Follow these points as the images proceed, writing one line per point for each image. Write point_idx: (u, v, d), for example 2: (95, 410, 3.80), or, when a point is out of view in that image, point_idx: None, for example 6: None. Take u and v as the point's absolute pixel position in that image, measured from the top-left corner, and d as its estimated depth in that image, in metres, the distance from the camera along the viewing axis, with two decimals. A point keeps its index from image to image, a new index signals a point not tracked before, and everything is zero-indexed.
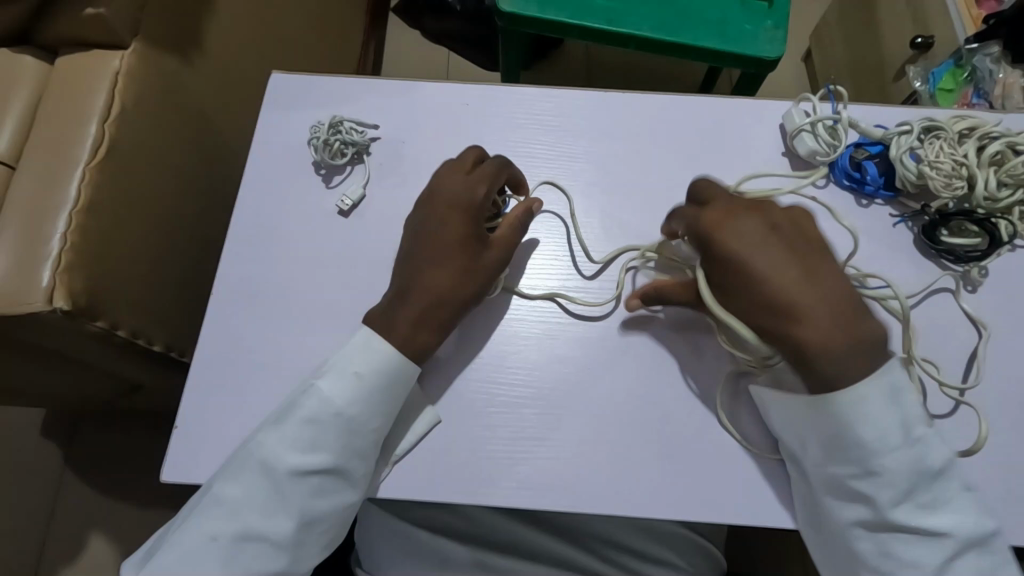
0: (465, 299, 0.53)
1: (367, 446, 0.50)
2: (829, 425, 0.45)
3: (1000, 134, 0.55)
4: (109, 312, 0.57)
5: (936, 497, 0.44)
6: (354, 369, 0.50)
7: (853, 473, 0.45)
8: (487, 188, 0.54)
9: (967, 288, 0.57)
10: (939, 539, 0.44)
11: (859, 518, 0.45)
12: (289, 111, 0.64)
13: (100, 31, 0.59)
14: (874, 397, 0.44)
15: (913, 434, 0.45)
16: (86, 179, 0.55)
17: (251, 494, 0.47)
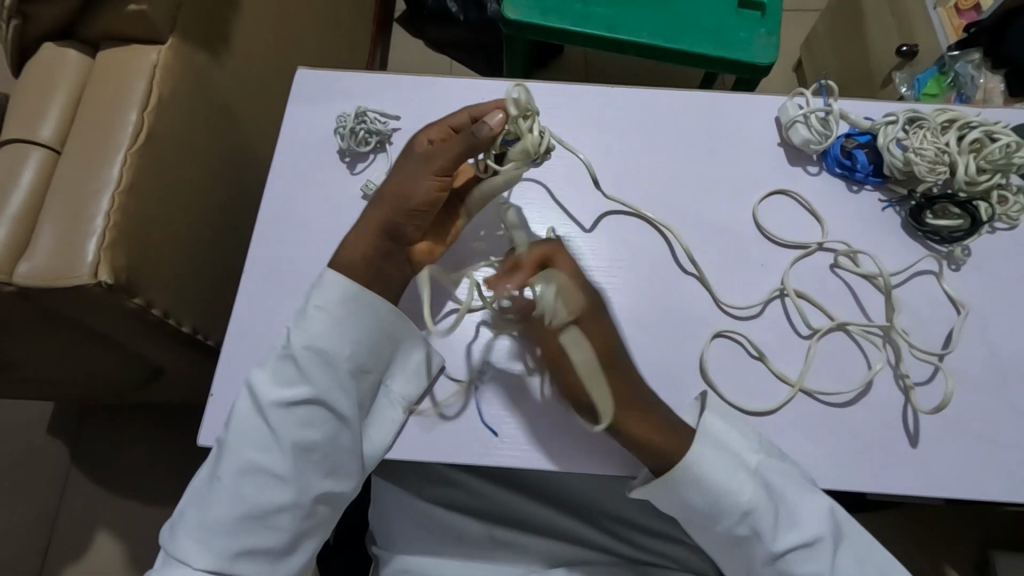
0: (404, 208, 0.55)
1: (343, 376, 0.54)
2: (692, 483, 0.52)
3: (978, 123, 0.60)
4: (146, 290, 0.61)
5: (795, 513, 0.51)
6: (313, 305, 0.54)
7: (732, 521, 0.52)
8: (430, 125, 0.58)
9: (952, 267, 0.61)
10: (818, 544, 0.51)
11: (761, 558, 0.52)
12: (315, 103, 0.68)
13: (141, 27, 0.62)
14: (703, 450, 0.52)
15: (750, 464, 0.53)
16: (128, 163, 0.59)
17: (247, 431, 0.52)
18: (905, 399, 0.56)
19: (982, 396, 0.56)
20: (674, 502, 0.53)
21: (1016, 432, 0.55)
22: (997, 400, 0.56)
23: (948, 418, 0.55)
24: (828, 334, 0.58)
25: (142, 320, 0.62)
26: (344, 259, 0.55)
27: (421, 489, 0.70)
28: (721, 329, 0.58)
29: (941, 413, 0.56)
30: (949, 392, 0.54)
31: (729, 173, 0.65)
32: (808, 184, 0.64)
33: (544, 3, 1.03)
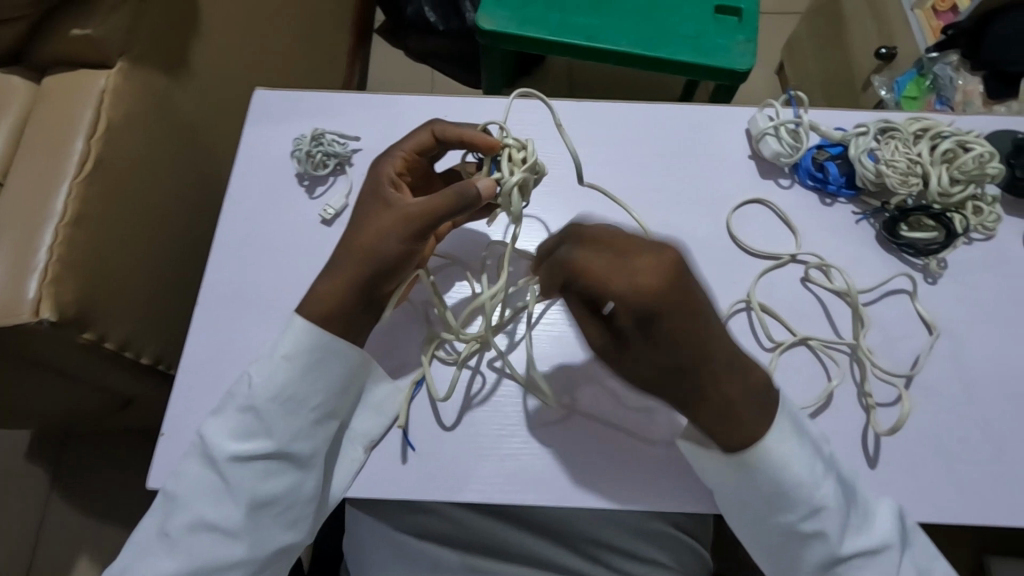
0: (373, 269, 0.51)
1: (306, 426, 0.51)
2: (767, 475, 0.48)
3: (950, 133, 0.58)
4: (98, 324, 0.58)
5: (868, 512, 0.49)
6: (281, 354, 0.51)
7: (800, 517, 0.48)
8: (398, 167, 0.55)
9: (928, 280, 0.59)
10: (884, 553, 0.48)
11: (820, 558, 0.48)
12: (274, 124, 0.66)
13: (89, 50, 0.60)
14: (791, 441, 0.48)
15: (825, 455, 0.49)
16: (75, 193, 0.57)
17: (199, 484, 0.49)
18: (864, 418, 0.54)
19: (966, 416, 0.54)
20: (743, 481, 0.48)
21: (1002, 452, 0.53)
22: (981, 416, 0.54)
23: (932, 439, 0.53)
24: (791, 348, 0.56)
25: (94, 353, 0.60)
26: (313, 308, 0.52)
27: (394, 519, 0.68)
28: None
29: (925, 433, 0.53)
30: (903, 414, 0.52)
31: (701, 188, 0.63)
32: (781, 197, 0.62)
33: (520, 14, 1.01)
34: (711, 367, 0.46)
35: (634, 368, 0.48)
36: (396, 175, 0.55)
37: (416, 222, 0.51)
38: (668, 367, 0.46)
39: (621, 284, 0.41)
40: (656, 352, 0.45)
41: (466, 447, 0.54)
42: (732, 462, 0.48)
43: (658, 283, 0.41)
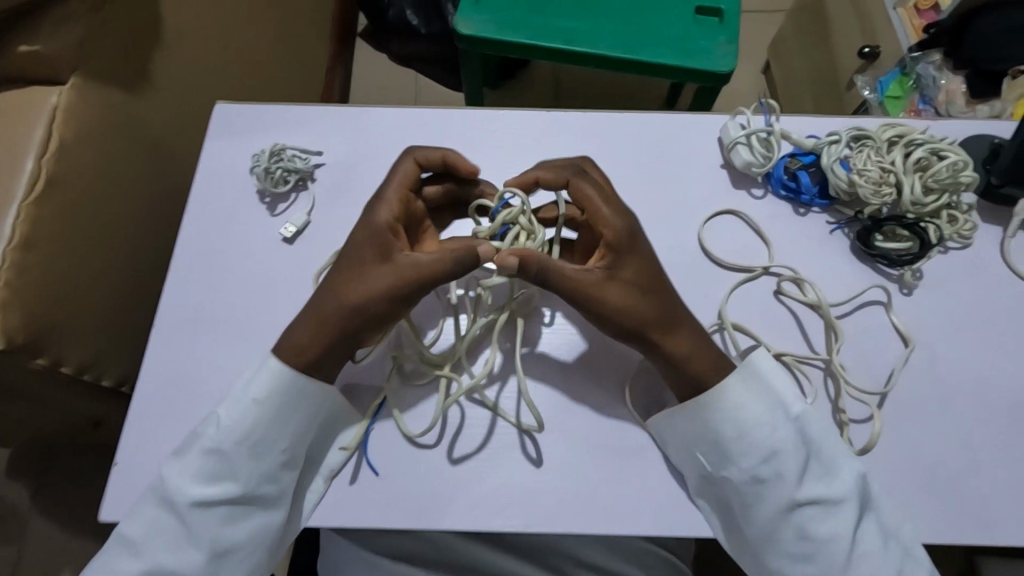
0: (363, 322, 0.49)
1: (276, 470, 0.49)
2: (724, 413, 0.49)
3: (924, 140, 0.57)
4: (51, 349, 0.58)
5: (832, 467, 0.47)
6: (252, 396, 0.49)
7: (759, 459, 0.48)
8: (393, 212, 0.52)
9: (903, 291, 0.57)
10: (841, 505, 0.46)
11: (777, 509, 0.47)
12: (235, 139, 0.64)
13: (39, 66, 0.59)
14: (743, 384, 0.49)
15: (792, 412, 0.49)
16: (23, 216, 0.55)
17: (157, 528, 0.47)
18: None
19: (946, 432, 0.52)
20: (702, 427, 0.49)
21: (985, 467, 0.51)
22: (961, 430, 0.52)
23: (911, 456, 0.51)
24: None
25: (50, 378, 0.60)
26: (294, 351, 0.50)
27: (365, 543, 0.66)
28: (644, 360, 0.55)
29: (905, 449, 0.52)
30: (875, 433, 0.51)
31: (672, 198, 0.62)
32: (753, 208, 0.61)
33: (498, 18, 1.00)
34: (671, 313, 0.50)
35: (626, 310, 0.49)
36: (394, 221, 0.52)
37: (411, 279, 0.49)
38: (644, 281, 0.51)
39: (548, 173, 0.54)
40: (616, 304, 0.49)
41: (427, 472, 0.52)
42: (691, 403, 0.49)
43: (621, 222, 0.51)
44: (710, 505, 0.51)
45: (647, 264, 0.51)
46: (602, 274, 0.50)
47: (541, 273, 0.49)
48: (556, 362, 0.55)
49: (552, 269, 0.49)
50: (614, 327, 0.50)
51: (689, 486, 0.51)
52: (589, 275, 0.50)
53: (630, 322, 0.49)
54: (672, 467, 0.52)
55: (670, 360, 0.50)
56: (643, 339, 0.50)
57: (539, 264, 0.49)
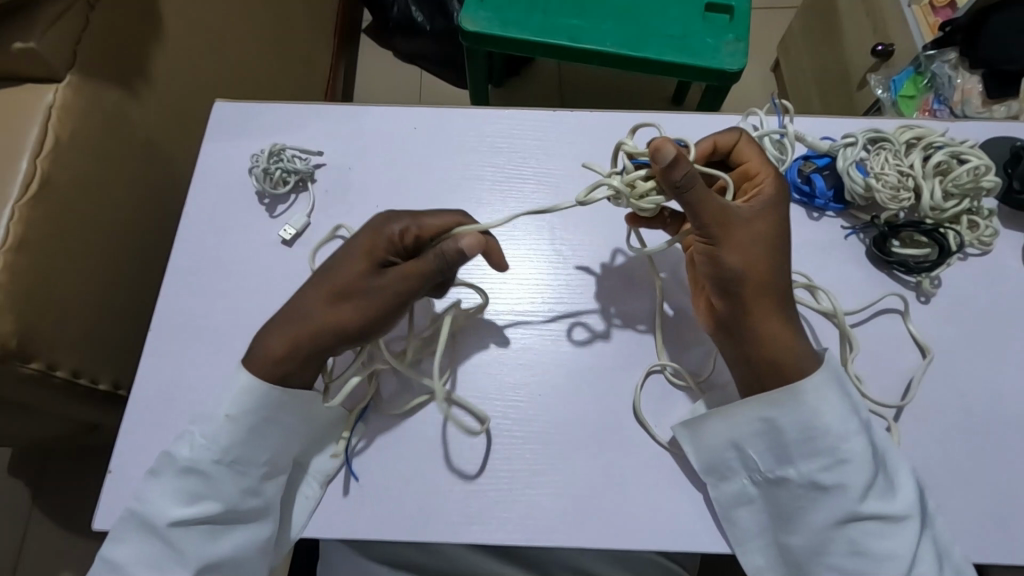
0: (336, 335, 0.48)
1: (256, 483, 0.48)
2: (799, 415, 0.47)
3: (944, 143, 0.55)
4: (44, 353, 0.57)
5: (893, 481, 0.46)
6: (224, 413, 0.48)
7: (823, 465, 0.46)
8: (406, 222, 0.50)
9: (920, 299, 0.56)
10: (904, 522, 0.45)
11: (831, 520, 0.46)
12: (233, 139, 0.63)
13: (33, 65, 0.58)
14: (828, 384, 0.47)
15: (863, 416, 0.47)
16: (17, 217, 0.54)
17: (141, 552, 0.45)
18: None
19: (966, 445, 0.50)
20: (763, 425, 0.48)
21: (1009, 483, 0.49)
22: (984, 443, 0.50)
23: (929, 470, 0.49)
24: None
25: (46, 384, 0.59)
26: (268, 366, 0.48)
27: None
28: (654, 369, 0.53)
29: (923, 464, 0.50)
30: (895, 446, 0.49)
31: None
32: None
33: (502, 14, 0.98)
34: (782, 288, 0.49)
35: (747, 251, 0.48)
36: (405, 229, 0.49)
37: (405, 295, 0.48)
38: (776, 239, 0.49)
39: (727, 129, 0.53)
40: (741, 245, 0.48)
41: (427, 481, 0.50)
42: (764, 395, 0.48)
43: (771, 179, 0.51)
44: (745, 514, 0.49)
45: (780, 227, 0.49)
46: (740, 214, 0.48)
47: (688, 177, 0.45)
48: (561, 371, 0.54)
49: (699, 181, 0.46)
50: (725, 269, 0.48)
51: (724, 492, 0.49)
52: (727, 209, 0.48)
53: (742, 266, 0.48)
54: (710, 470, 0.50)
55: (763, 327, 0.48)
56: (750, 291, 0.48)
57: (688, 168, 0.45)
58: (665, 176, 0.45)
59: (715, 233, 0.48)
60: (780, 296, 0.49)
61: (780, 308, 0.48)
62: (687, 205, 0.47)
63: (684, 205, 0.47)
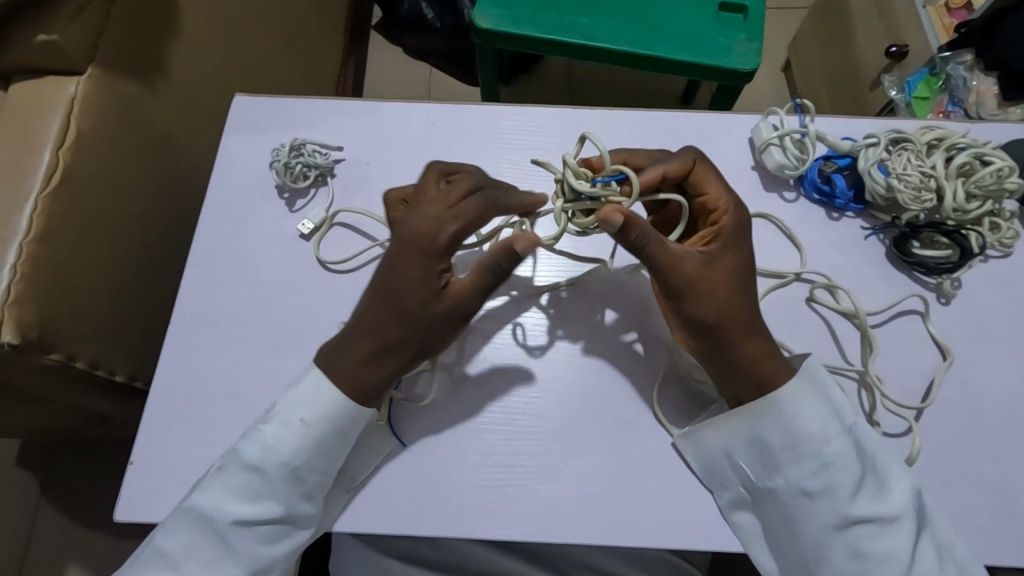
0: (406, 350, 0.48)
1: (316, 489, 0.48)
2: (778, 421, 0.47)
3: (967, 145, 0.55)
4: (65, 345, 0.57)
5: (885, 482, 0.45)
6: (300, 417, 0.47)
7: (811, 470, 0.46)
8: (461, 225, 0.47)
9: (940, 301, 0.55)
10: (898, 523, 0.44)
11: (827, 523, 0.45)
12: (252, 133, 0.63)
13: (56, 57, 0.58)
14: (806, 394, 0.47)
15: (847, 422, 0.47)
16: (39, 209, 0.55)
17: (196, 546, 0.45)
18: None
19: (985, 448, 0.50)
20: (749, 434, 0.48)
21: None
22: (1004, 447, 0.50)
23: (949, 473, 0.49)
24: None
25: (66, 376, 0.59)
26: (356, 370, 0.48)
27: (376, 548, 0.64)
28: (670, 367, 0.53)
29: (943, 467, 0.49)
30: (915, 450, 0.49)
31: None
32: (784, 211, 0.59)
33: (514, 12, 0.97)
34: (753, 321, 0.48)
35: (713, 300, 0.47)
36: (462, 232, 0.47)
37: (463, 307, 0.48)
38: (738, 277, 0.48)
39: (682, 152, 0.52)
40: (701, 289, 0.47)
41: (445, 476, 0.50)
42: (739, 410, 0.48)
43: (733, 215, 0.50)
44: (747, 518, 0.49)
45: (743, 266, 0.49)
46: (703, 262, 0.48)
47: (642, 238, 0.46)
48: (579, 369, 0.54)
49: (655, 238, 0.46)
50: (692, 318, 0.48)
51: (725, 498, 0.49)
52: (688, 258, 0.48)
53: (710, 315, 0.47)
54: (708, 476, 0.49)
55: (738, 367, 0.48)
56: (718, 339, 0.48)
57: (643, 228, 0.46)
58: (620, 236, 0.46)
59: (675, 280, 0.47)
60: (753, 328, 0.48)
61: (754, 342, 0.48)
62: (646, 260, 0.47)
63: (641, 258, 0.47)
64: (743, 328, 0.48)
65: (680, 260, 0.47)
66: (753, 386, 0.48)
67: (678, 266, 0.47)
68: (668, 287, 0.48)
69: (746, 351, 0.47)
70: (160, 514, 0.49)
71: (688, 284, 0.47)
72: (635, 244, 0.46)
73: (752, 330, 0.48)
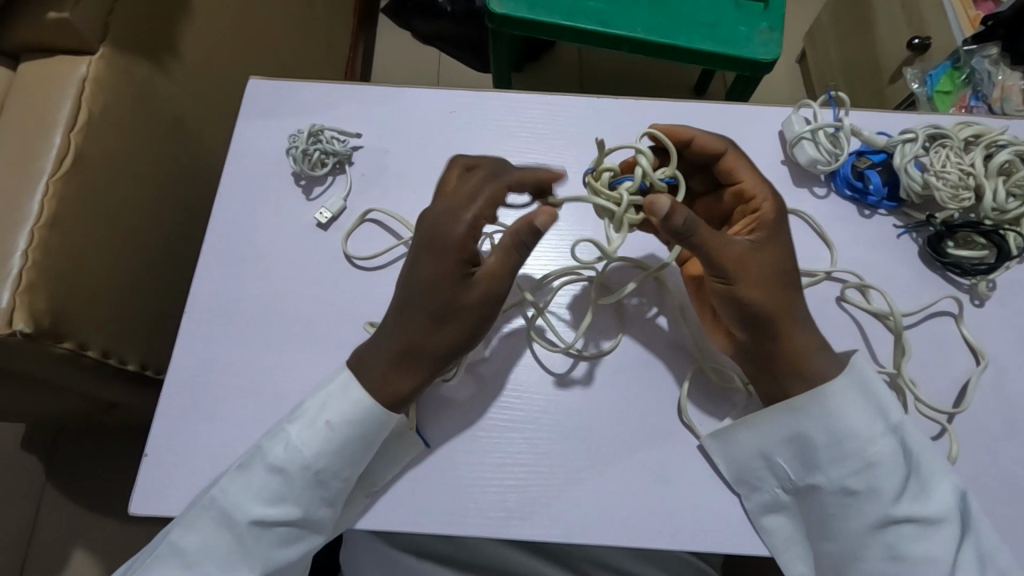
0: (445, 341, 0.47)
1: (336, 495, 0.47)
2: (818, 418, 0.46)
3: (1007, 142, 0.54)
4: (77, 333, 0.56)
5: (930, 483, 0.45)
6: (325, 420, 0.46)
7: (854, 470, 0.45)
8: (474, 209, 0.46)
9: (974, 302, 0.54)
10: (942, 526, 0.43)
11: (867, 524, 0.45)
12: (268, 118, 0.61)
13: (68, 36, 0.56)
14: (847, 391, 0.46)
15: (891, 420, 0.46)
16: (51, 192, 0.53)
17: (212, 547, 0.44)
18: None
19: (1019, 454, 0.49)
20: (789, 432, 0.47)
21: None
22: None
23: (982, 479, 0.48)
24: None
25: (77, 364, 0.58)
26: (382, 372, 0.47)
27: None
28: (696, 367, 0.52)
29: (976, 474, 0.48)
30: (954, 456, 0.48)
31: None
32: (815, 207, 0.58)
33: None
34: (799, 309, 0.47)
35: (757, 287, 0.46)
36: (477, 217, 0.47)
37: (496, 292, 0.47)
38: (782, 264, 0.47)
39: (709, 137, 0.51)
40: (745, 278, 0.46)
41: (468, 476, 0.49)
42: (781, 405, 0.47)
43: (770, 204, 0.49)
44: (781, 519, 0.48)
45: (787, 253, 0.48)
46: (748, 248, 0.47)
47: (688, 223, 0.44)
48: (604, 368, 0.53)
49: (700, 224, 0.45)
50: (738, 310, 0.46)
51: (758, 496, 0.48)
52: (729, 244, 0.46)
53: (754, 301, 0.46)
54: (740, 476, 0.48)
55: (784, 360, 0.47)
56: (767, 327, 0.46)
57: (688, 213, 0.44)
58: (668, 224, 0.44)
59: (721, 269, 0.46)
60: (799, 313, 0.47)
61: (799, 329, 0.47)
62: (691, 245, 0.45)
63: (688, 246, 0.46)
64: (786, 317, 0.46)
65: (724, 249, 0.46)
66: (797, 371, 0.46)
67: (721, 255, 0.46)
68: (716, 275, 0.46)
69: (790, 339, 0.46)
70: (176, 507, 0.48)
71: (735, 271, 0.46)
72: (681, 230, 0.45)
73: (796, 317, 0.47)
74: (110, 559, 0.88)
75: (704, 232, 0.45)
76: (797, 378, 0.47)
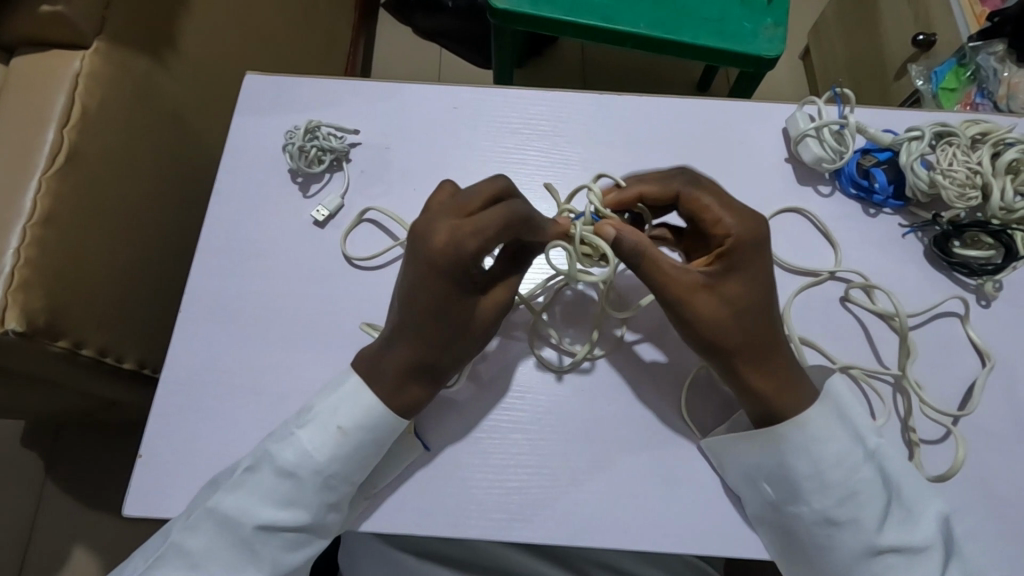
0: (450, 355, 0.47)
1: (344, 501, 0.46)
2: (798, 447, 0.44)
3: (1015, 140, 0.53)
4: (74, 331, 0.55)
5: (913, 510, 0.44)
6: (338, 424, 0.46)
7: (836, 501, 0.44)
8: (482, 241, 0.43)
9: (980, 302, 0.54)
10: (926, 554, 0.43)
11: (853, 554, 0.43)
12: (265, 114, 0.60)
13: (62, 30, 0.55)
14: (826, 419, 0.44)
15: (869, 446, 0.45)
16: (45, 188, 0.53)
17: (216, 549, 0.44)
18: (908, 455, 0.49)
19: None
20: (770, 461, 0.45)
21: None
22: None
23: (987, 482, 0.48)
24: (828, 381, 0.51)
25: (73, 362, 0.57)
26: (390, 377, 0.46)
27: None
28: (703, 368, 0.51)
29: (980, 477, 0.48)
30: (960, 459, 0.47)
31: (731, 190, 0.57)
32: (819, 206, 0.57)
33: None
34: (773, 341, 0.45)
35: (713, 317, 0.45)
36: (482, 249, 0.44)
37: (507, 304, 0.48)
38: (753, 294, 0.45)
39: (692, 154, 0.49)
40: (702, 308, 0.45)
41: (467, 477, 0.49)
42: (759, 436, 0.45)
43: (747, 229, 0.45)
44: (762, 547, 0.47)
45: (758, 284, 0.45)
46: (706, 281, 0.45)
47: (635, 253, 0.45)
48: (604, 368, 0.52)
49: (645, 254, 0.45)
50: (699, 338, 0.46)
51: None
52: (686, 273, 0.45)
53: (708, 331, 0.45)
54: None
55: (751, 393, 0.45)
56: (725, 360, 0.45)
57: (631, 242, 0.45)
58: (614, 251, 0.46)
59: (674, 298, 0.45)
60: (769, 346, 0.45)
61: (767, 361, 0.45)
62: (639, 274, 0.46)
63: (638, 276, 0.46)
64: (750, 350, 0.45)
65: (677, 279, 0.45)
66: (765, 402, 0.45)
67: (674, 283, 0.45)
68: (668, 304, 0.46)
69: (755, 370, 0.45)
70: (173, 507, 0.48)
71: (688, 303, 0.45)
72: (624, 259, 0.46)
73: (767, 349, 0.45)
74: (109, 556, 0.87)
75: (650, 263, 0.45)
76: (763, 409, 0.45)
